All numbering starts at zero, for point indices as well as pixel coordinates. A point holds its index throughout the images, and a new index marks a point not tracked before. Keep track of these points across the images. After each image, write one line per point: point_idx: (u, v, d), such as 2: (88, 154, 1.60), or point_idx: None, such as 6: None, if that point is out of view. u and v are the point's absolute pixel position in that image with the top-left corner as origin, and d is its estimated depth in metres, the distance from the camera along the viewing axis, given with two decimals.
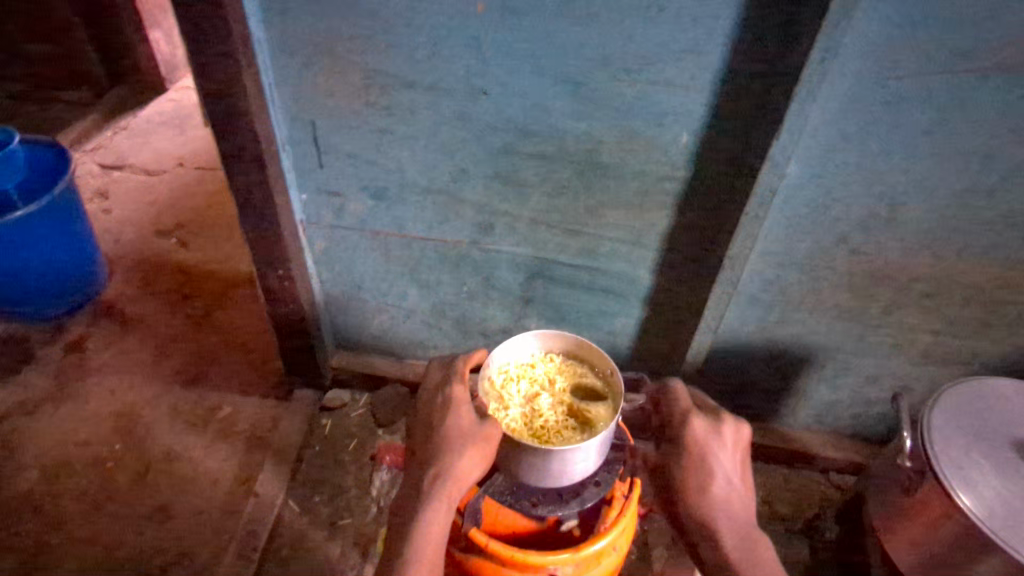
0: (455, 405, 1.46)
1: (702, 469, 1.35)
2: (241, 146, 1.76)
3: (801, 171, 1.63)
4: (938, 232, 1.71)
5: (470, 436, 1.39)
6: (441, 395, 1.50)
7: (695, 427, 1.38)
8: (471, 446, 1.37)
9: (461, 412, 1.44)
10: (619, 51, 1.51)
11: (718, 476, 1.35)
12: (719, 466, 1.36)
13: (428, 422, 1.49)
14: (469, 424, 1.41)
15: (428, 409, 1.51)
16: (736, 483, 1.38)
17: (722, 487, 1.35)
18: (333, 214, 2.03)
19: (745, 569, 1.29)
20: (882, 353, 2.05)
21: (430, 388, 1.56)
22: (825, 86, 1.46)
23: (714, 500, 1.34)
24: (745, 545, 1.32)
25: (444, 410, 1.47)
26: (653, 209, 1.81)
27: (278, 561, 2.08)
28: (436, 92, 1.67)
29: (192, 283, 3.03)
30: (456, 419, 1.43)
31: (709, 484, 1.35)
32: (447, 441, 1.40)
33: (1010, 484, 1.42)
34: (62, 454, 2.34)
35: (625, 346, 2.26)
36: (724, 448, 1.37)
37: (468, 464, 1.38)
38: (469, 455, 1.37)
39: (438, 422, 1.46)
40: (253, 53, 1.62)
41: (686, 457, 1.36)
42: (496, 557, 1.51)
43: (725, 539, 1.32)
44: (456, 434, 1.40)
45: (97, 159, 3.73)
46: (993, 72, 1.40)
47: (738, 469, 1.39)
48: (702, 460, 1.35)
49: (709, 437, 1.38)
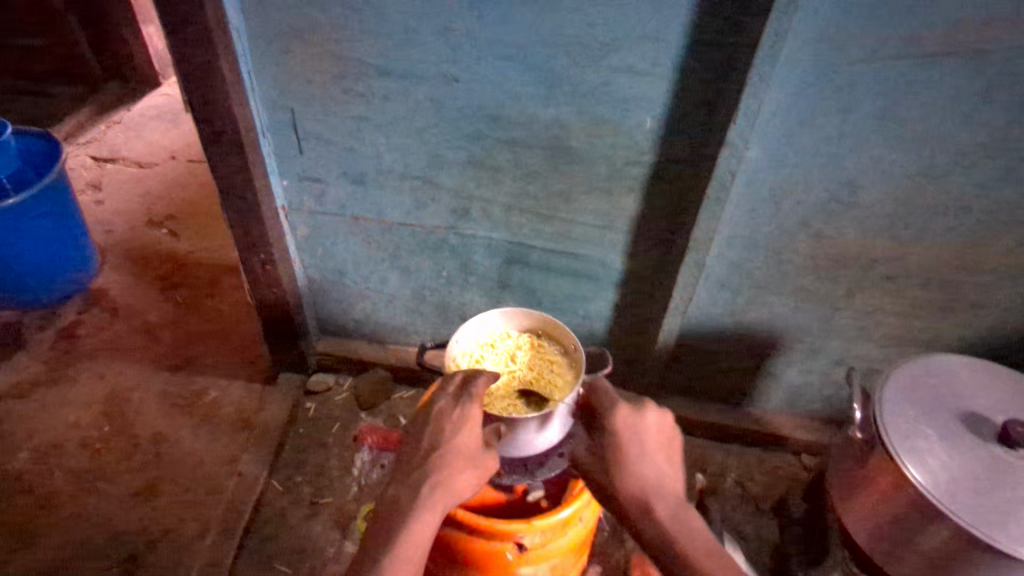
0: (468, 423, 1.37)
1: (630, 451, 1.41)
2: (221, 132, 1.82)
3: (759, 156, 1.70)
4: (895, 215, 1.77)
5: (475, 460, 1.36)
6: (456, 408, 1.39)
7: (621, 413, 1.46)
8: (473, 472, 1.36)
9: (473, 433, 1.38)
10: (582, 38, 1.57)
11: (638, 456, 1.41)
12: (643, 446, 1.42)
13: (434, 428, 1.39)
14: (476, 446, 1.38)
15: (436, 415, 1.39)
16: (661, 464, 1.41)
17: (648, 465, 1.40)
18: (314, 199, 2.09)
19: (675, 530, 1.31)
20: (848, 335, 2.11)
21: (442, 393, 1.42)
22: (778, 73, 1.53)
23: (637, 473, 1.39)
24: (675, 510, 1.34)
25: (455, 424, 1.38)
26: (621, 194, 1.87)
27: (260, 537, 2.14)
28: (410, 80, 1.73)
29: (181, 272, 3.09)
30: (468, 440, 1.37)
31: (635, 461, 1.40)
32: (454, 460, 1.34)
33: (955, 453, 1.49)
34: (52, 436, 2.39)
35: (601, 331, 2.32)
36: (649, 433, 1.44)
37: (465, 486, 1.35)
38: (469, 477, 1.35)
39: (449, 436, 1.36)
40: (231, 42, 1.68)
41: (613, 441, 1.43)
42: (464, 525, 1.57)
43: (656, 507, 1.35)
44: (463, 455, 1.36)
45: (91, 151, 3.79)
46: (939, 58, 1.46)
47: (664, 454, 1.43)
48: (627, 441, 1.42)
49: (634, 419, 1.45)
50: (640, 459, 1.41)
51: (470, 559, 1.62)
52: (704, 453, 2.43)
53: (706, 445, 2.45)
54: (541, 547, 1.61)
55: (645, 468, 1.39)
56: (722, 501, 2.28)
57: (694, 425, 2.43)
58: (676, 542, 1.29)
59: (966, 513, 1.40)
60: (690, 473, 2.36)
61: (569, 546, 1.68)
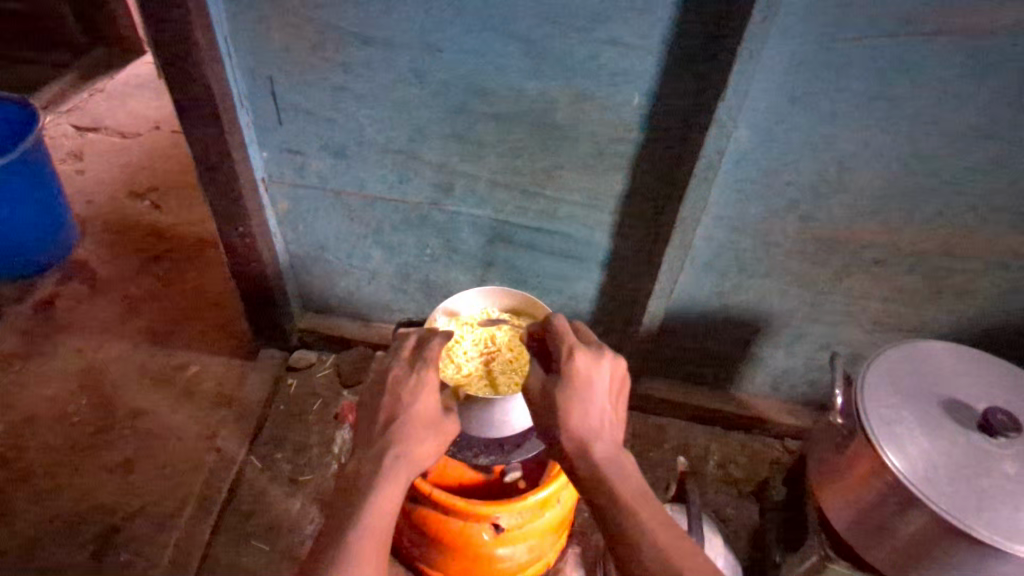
0: (424, 390, 1.36)
1: (582, 394, 1.32)
2: (196, 99, 1.76)
3: (749, 134, 1.66)
4: (884, 198, 1.74)
5: (434, 426, 1.36)
6: (411, 377, 1.37)
7: (579, 357, 1.35)
8: (433, 438, 1.36)
9: (430, 399, 1.37)
10: (569, 8, 1.51)
11: (588, 400, 1.32)
12: (595, 393, 1.33)
13: (392, 397, 1.37)
14: (434, 412, 1.37)
15: (391, 384, 1.38)
16: (609, 408, 1.35)
17: (597, 412, 1.33)
18: (295, 172, 2.04)
19: (614, 478, 1.26)
20: (835, 320, 2.09)
21: (396, 360, 1.40)
22: (769, 48, 1.49)
23: (587, 418, 1.31)
24: (615, 457, 1.30)
25: (411, 392, 1.36)
26: (608, 172, 1.83)
27: (238, 514, 2.13)
28: (391, 49, 1.67)
29: (163, 245, 3.03)
30: (424, 407, 1.36)
31: (585, 408, 1.32)
32: (411, 428, 1.34)
33: (934, 439, 1.47)
34: (29, 409, 2.36)
35: (586, 311, 2.29)
36: (604, 382, 1.36)
37: (426, 452, 1.35)
38: (428, 444, 1.35)
39: (405, 404, 1.35)
40: (205, 5, 1.62)
41: (566, 384, 1.33)
42: (440, 506, 1.55)
43: (598, 454, 1.29)
44: (421, 422, 1.35)
45: (73, 120, 3.70)
46: (935, 36, 1.41)
47: (613, 402, 1.36)
48: (582, 389, 1.33)
49: (591, 366, 1.35)
50: (590, 403, 1.32)
51: (446, 539, 1.61)
52: (687, 436, 2.42)
53: (690, 428, 2.44)
54: (519, 527, 1.60)
55: (595, 416, 1.31)
56: (703, 484, 2.28)
57: (678, 407, 2.42)
58: (614, 490, 1.25)
59: (943, 500, 1.39)
60: (672, 455, 2.36)
61: (547, 527, 1.66)
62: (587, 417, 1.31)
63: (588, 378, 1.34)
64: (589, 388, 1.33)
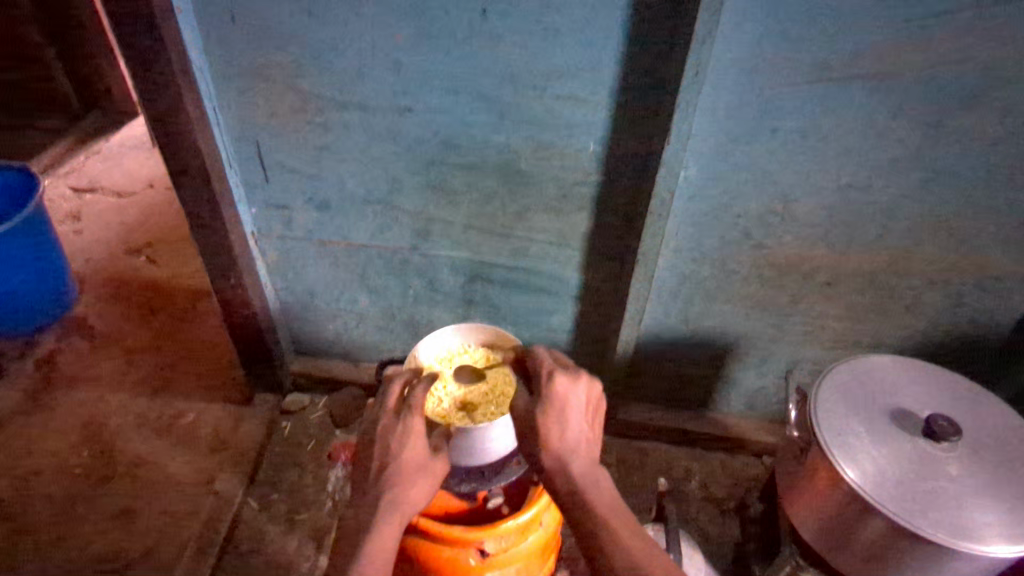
0: (412, 437, 1.45)
1: (559, 416, 1.42)
2: (187, 164, 1.91)
3: (696, 172, 1.81)
4: (826, 224, 1.88)
5: (423, 469, 1.44)
6: (400, 424, 1.46)
7: (558, 382, 1.45)
8: (423, 479, 1.44)
9: (419, 444, 1.45)
10: (524, 69, 1.68)
11: (565, 422, 1.42)
12: (572, 414, 1.43)
13: (383, 444, 1.46)
14: (423, 456, 1.45)
15: (382, 434, 1.47)
16: (584, 429, 1.44)
17: (573, 432, 1.42)
18: (282, 225, 2.18)
19: (589, 492, 1.35)
20: (797, 340, 2.21)
21: (386, 411, 1.50)
22: (704, 97, 1.65)
23: (565, 439, 1.40)
24: (590, 473, 1.39)
25: (400, 439, 1.45)
26: (572, 212, 1.97)
27: (237, 555, 2.20)
28: (366, 111, 1.83)
29: (159, 298, 3.16)
30: (413, 451, 1.44)
31: (563, 428, 1.41)
32: (402, 473, 1.43)
33: (882, 446, 1.59)
34: (32, 463, 2.44)
35: (564, 342, 2.41)
36: (580, 404, 1.45)
37: (418, 493, 1.44)
38: (420, 486, 1.44)
39: (394, 450, 1.44)
40: (195, 80, 1.78)
41: (545, 407, 1.42)
42: (426, 534, 1.64)
43: (574, 471, 1.38)
44: (411, 466, 1.43)
45: (70, 182, 3.86)
46: (851, 80, 1.58)
47: (589, 423, 1.46)
48: (560, 411, 1.42)
49: (568, 389, 1.45)
50: (567, 424, 1.42)
51: (435, 566, 1.69)
52: (669, 459, 2.51)
53: (671, 451, 2.54)
54: (504, 551, 1.68)
55: (571, 435, 1.40)
56: (685, 504, 2.36)
57: (658, 431, 2.52)
58: (589, 503, 1.34)
59: (891, 503, 1.49)
60: (654, 477, 2.45)
61: (532, 549, 1.75)
62: (564, 436, 1.40)
63: (565, 400, 1.43)
64: (565, 411, 1.42)
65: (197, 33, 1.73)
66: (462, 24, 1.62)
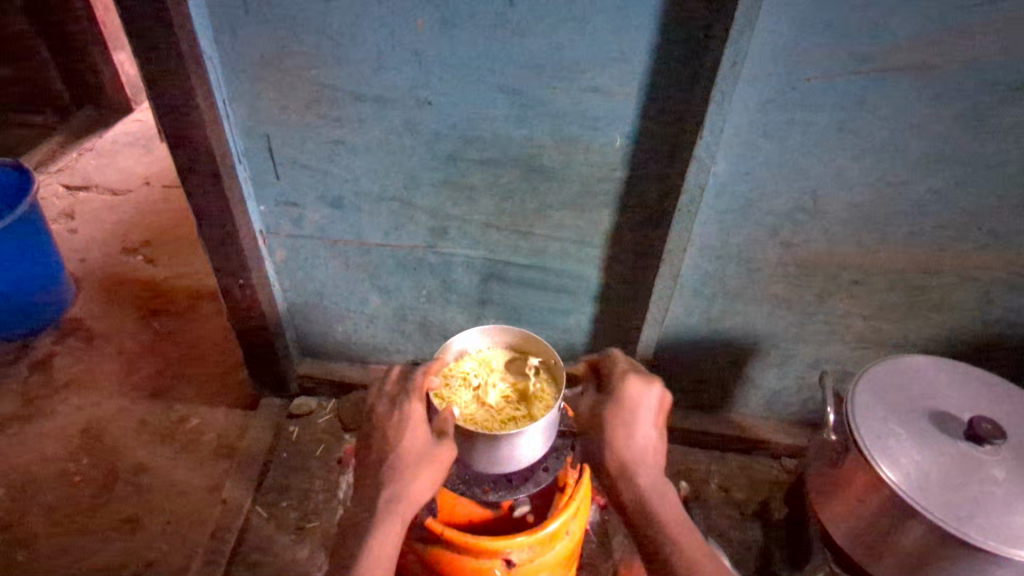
0: (410, 425, 1.43)
1: (630, 420, 1.40)
2: (196, 159, 1.83)
3: (726, 168, 1.76)
4: (857, 221, 1.83)
5: (424, 458, 1.40)
6: (395, 414, 1.46)
7: (629, 384, 1.43)
8: (424, 469, 1.40)
9: (417, 433, 1.43)
10: (552, 60, 1.61)
11: (636, 428, 1.40)
12: (642, 420, 1.40)
13: (382, 436, 1.46)
14: (423, 444, 1.42)
15: (381, 425, 1.47)
16: (654, 437, 1.41)
17: (641, 438, 1.39)
18: (292, 223, 2.10)
19: (655, 501, 1.34)
20: (821, 340, 2.16)
21: (384, 399, 1.51)
22: (739, 89, 1.60)
23: (632, 444, 1.38)
24: (656, 483, 1.37)
25: (398, 430, 1.44)
26: (595, 209, 1.91)
27: (246, 565, 2.12)
28: (384, 104, 1.76)
29: (159, 299, 3.07)
30: (413, 441, 1.42)
31: (631, 431, 1.39)
32: (401, 464, 1.41)
33: (923, 450, 1.55)
34: (29, 471, 2.35)
35: (580, 342, 2.35)
36: (651, 408, 1.42)
37: (422, 484, 1.40)
38: (423, 476, 1.40)
39: (392, 442, 1.43)
40: (205, 71, 1.70)
41: (615, 410, 1.41)
42: (452, 544, 1.56)
43: (638, 479, 1.36)
44: (410, 456, 1.41)
45: (63, 180, 3.74)
46: (891, 72, 1.53)
47: (658, 429, 1.43)
48: (629, 414, 1.40)
49: (640, 393, 1.42)
50: (636, 429, 1.39)
51: None
52: (687, 461, 2.46)
53: (689, 453, 2.48)
54: (530, 563, 1.61)
55: (639, 441, 1.38)
56: (705, 508, 2.31)
57: (676, 433, 2.46)
58: (655, 516, 1.33)
59: (938, 509, 1.45)
60: (674, 481, 2.39)
61: (557, 560, 1.67)
62: (631, 441, 1.38)
63: (632, 404, 1.41)
64: (634, 417, 1.40)
65: (208, 21, 1.65)
66: (487, 13, 1.55)
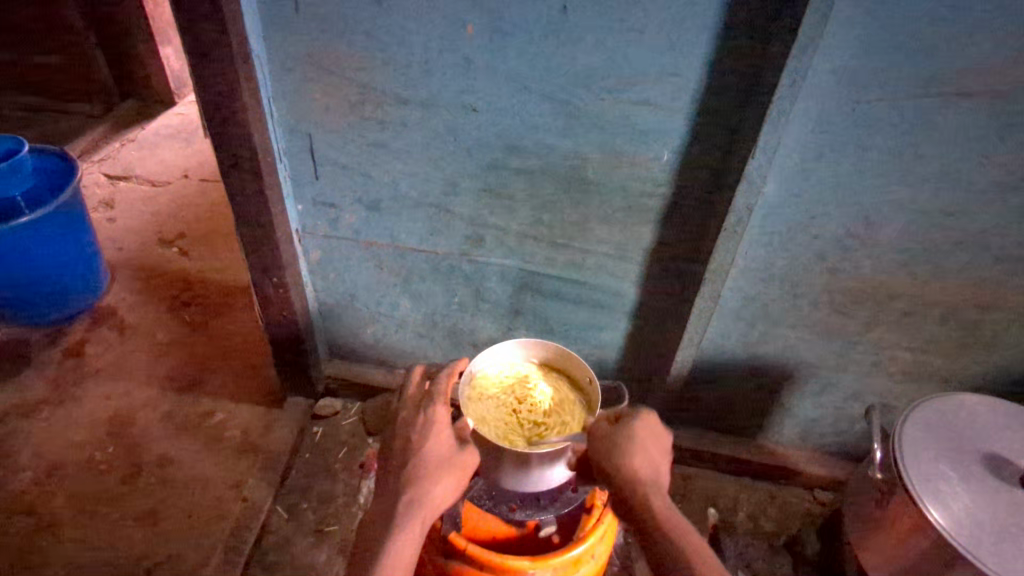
0: (433, 429, 1.42)
1: (638, 442, 1.40)
2: (239, 156, 1.83)
3: (776, 190, 1.70)
4: (911, 250, 1.75)
5: (448, 464, 1.38)
6: (418, 416, 1.45)
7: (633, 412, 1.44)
8: (447, 475, 1.37)
9: (440, 438, 1.41)
10: (602, 72, 1.57)
11: (646, 449, 1.40)
12: (648, 443, 1.41)
13: (404, 440, 1.43)
14: (448, 449, 1.40)
15: (402, 428, 1.45)
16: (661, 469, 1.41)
17: (650, 466, 1.39)
18: (328, 224, 2.09)
19: (669, 523, 1.33)
20: (863, 370, 2.08)
21: (407, 405, 1.50)
22: (797, 109, 1.54)
23: (642, 464, 1.38)
24: (667, 509, 1.36)
25: (421, 434, 1.42)
26: (638, 224, 1.87)
27: (264, 564, 2.10)
28: (428, 108, 1.74)
29: (192, 291, 3.09)
30: (435, 446, 1.40)
31: (640, 453, 1.39)
32: (422, 470, 1.38)
33: (974, 496, 1.47)
34: (58, 456, 2.38)
35: (611, 359, 2.30)
36: (656, 436, 1.44)
37: (443, 491, 1.38)
38: (445, 481, 1.37)
39: (414, 445, 1.41)
40: (253, 69, 1.70)
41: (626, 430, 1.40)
42: (475, 561, 1.52)
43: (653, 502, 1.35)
44: (432, 462, 1.38)
45: (105, 169, 3.81)
46: (961, 97, 1.46)
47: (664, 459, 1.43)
48: (638, 436, 1.40)
49: (644, 423, 1.43)
50: (643, 452, 1.39)
51: None
52: (715, 487, 2.39)
53: (719, 479, 2.41)
54: None
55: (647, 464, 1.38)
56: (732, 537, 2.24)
57: (706, 457, 2.39)
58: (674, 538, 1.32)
59: (991, 559, 1.37)
60: (702, 507, 2.32)
61: None
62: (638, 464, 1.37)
63: (633, 427, 1.41)
64: (639, 440, 1.40)
65: (257, 19, 1.65)
66: (539, 21, 1.52)
